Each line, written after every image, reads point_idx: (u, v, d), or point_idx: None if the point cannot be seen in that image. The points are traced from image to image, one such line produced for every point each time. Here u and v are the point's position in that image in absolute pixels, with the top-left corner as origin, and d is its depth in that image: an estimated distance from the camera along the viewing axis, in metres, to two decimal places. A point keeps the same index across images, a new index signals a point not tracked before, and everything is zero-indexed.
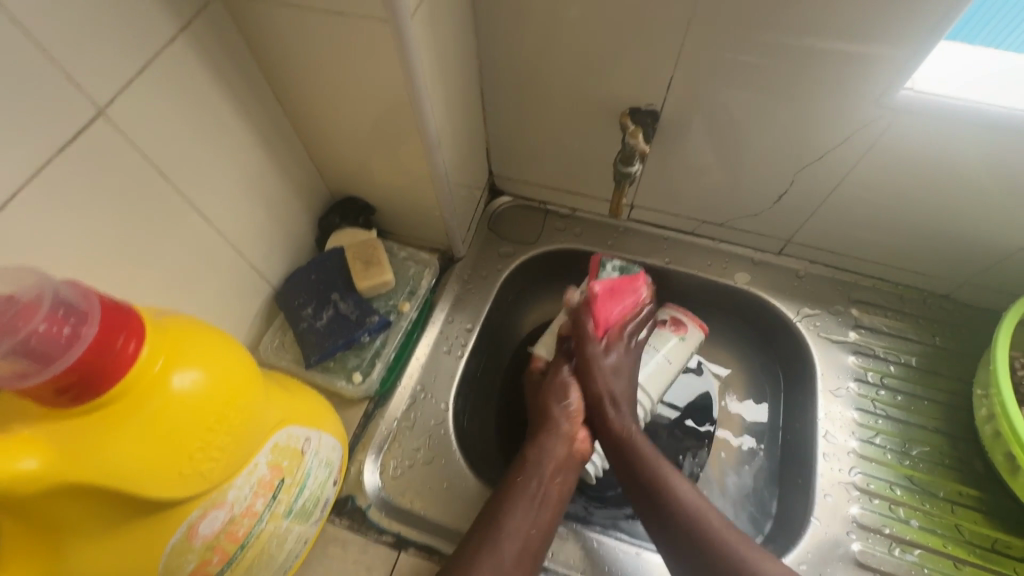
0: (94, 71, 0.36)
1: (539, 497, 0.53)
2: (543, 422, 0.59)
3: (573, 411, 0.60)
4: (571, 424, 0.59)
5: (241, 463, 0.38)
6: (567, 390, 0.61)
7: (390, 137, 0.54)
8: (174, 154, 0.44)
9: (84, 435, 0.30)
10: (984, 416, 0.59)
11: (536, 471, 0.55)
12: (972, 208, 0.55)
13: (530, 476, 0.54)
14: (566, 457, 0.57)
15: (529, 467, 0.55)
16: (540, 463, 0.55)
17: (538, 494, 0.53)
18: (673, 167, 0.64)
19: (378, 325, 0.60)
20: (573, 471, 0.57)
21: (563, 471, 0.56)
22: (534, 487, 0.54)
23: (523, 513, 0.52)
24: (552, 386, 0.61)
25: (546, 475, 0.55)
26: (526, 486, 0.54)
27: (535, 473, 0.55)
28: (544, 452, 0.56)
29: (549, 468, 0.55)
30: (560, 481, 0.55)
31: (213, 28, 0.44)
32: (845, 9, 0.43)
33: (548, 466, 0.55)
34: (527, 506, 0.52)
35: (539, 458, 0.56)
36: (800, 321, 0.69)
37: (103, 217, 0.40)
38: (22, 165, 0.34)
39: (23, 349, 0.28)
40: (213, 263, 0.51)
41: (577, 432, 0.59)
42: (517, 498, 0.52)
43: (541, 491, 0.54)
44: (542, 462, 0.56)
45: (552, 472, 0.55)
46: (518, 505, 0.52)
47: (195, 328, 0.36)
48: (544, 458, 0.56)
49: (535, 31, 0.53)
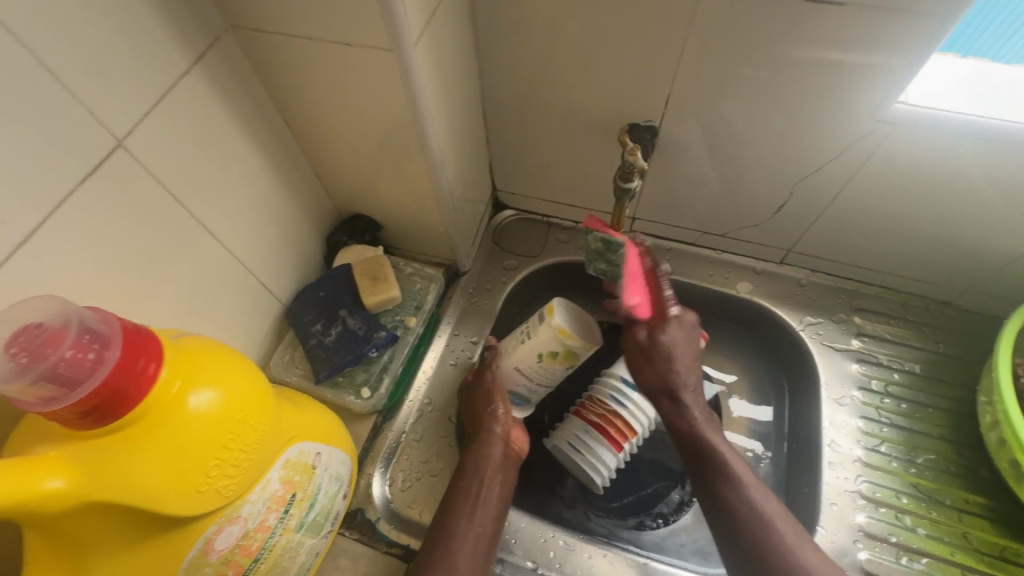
0: (114, 105, 0.38)
1: (480, 500, 0.54)
2: (475, 426, 0.58)
3: (503, 412, 0.59)
4: (503, 426, 0.58)
5: (254, 479, 0.39)
6: (492, 395, 0.59)
7: (396, 157, 0.55)
8: (189, 179, 0.46)
9: (106, 455, 0.31)
10: (988, 424, 0.59)
11: (475, 475, 0.55)
12: (971, 217, 0.55)
13: (471, 481, 0.54)
14: (504, 459, 0.57)
15: (468, 473, 0.55)
16: (477, 469, 0.55)
17: (478, 498, 0.54)
18: (673, 180, 0.65)
19: (386, 341, 0.62)
20: (511, 469, 0.58)
21: (501, 472, 0.56)
22: (474, 490, 0.54)
23: (468, 520, 0.52)
24: (480, 393, 0.60)
25: (486, 477, 0.55)
26: (467, 493, 0.54)
27: (474, 478, 0.55)
28: (479, 456, 0.56)
29: (487, 470, 0.56)
30: (499, 480, 0.56)
31: (225, 59, 0.46)
32: (836, 26, 0.44)
33: (486, 470, 0.55)
34: (472, 512, 0.53)
35: (476, 463, 0.56)
36: (804, 330, 0.69)
37: (122, 243, 0.42)
38: (48, 195, 0.36)
39: (50, 375, 0.30)
40: (226, 283, 0.53)
41: (509, 432, 0.59)
42: (460, 505, 0.53)
43: (483, 492, 0.54)
44: (481, 466, 0.56)
45: (491, 474, 0.56)
46: (462, 511, 0.52)
47: (210, 349, 0.37)
48: (482, 462, 0.56)
49: (535, 52, 0.55)
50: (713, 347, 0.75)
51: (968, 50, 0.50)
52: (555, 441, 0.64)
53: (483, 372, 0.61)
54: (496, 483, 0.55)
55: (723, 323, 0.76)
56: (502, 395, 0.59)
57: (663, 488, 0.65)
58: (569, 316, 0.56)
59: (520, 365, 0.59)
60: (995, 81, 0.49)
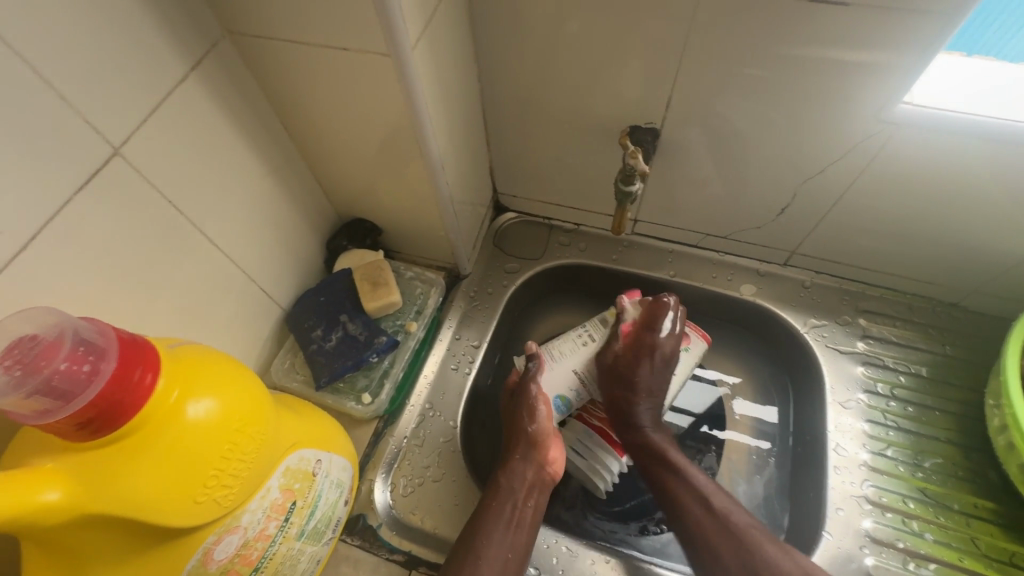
0: (110, 113, 0.38)
1: (513, 521, 0.53)
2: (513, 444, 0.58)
3: (545, 433, 0.58)
4: (541, 446, 0.57)
5: (254, 489, 0.39)
6: (536, 411, 0.58)
7: (395, 161, 0.55)
8: (187, 186, 0.45)
9: (102, 467, 0.31)
10: (997, 427, 0.58)
11: (510, 495, 0.54)
12: (977, 218, 0.55)
13: (504, 500, 0.54)
14: (539, 481, 0.56)
15: (502, 492, 0.54)
16: (511, 489, 0.55)
17: (511, 518, 0.53)
18: (675, 182, 0.65)
19: (387, 346, 0.61)
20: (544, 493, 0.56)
21: (535, 494, 0.55)
22: (507, 512, 0.53)
23: (500, 541, 0.51)
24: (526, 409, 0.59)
25: (519, 500, 0.54)
26: (500, 513, 0.53)
27: (508, 498, 0.54)
28: (514, 475, 0.56)
29: (521, 491, 0.55)
30: (532, 503, 0.55)
31: (222, 64, 0.46)
32: (840, 26, 0.44)
33: (520, 490, 0.55)
34: (504, 533, 0.51)
35: (511, 483, 0.55)
36: (808, 332, 0.69)
37: (119, 250, 0.42)
38: (46, 204, 0.36)
39: (44, 388, 0.29)
40: (226, 289, 0.53)
41: (549, 453, 0.58)
42: (492, 525, 0.52)
43: (516, 514, 0.53)
44: (516, 486, 0.55)
45: (524, 495, 0.55)
46: (495, 531, 0.51)
47: (208, 358, 0.37)
48: (517, 482, 0.55)
49: (535, 54, 0.55)
50: (716, 349, 0.74)
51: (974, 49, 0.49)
52: None
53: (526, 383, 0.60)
54: (530, 505, 0.55)
55: (727, 325, 0.75)
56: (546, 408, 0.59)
57: None
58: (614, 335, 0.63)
59: (578, 368, 0.61)
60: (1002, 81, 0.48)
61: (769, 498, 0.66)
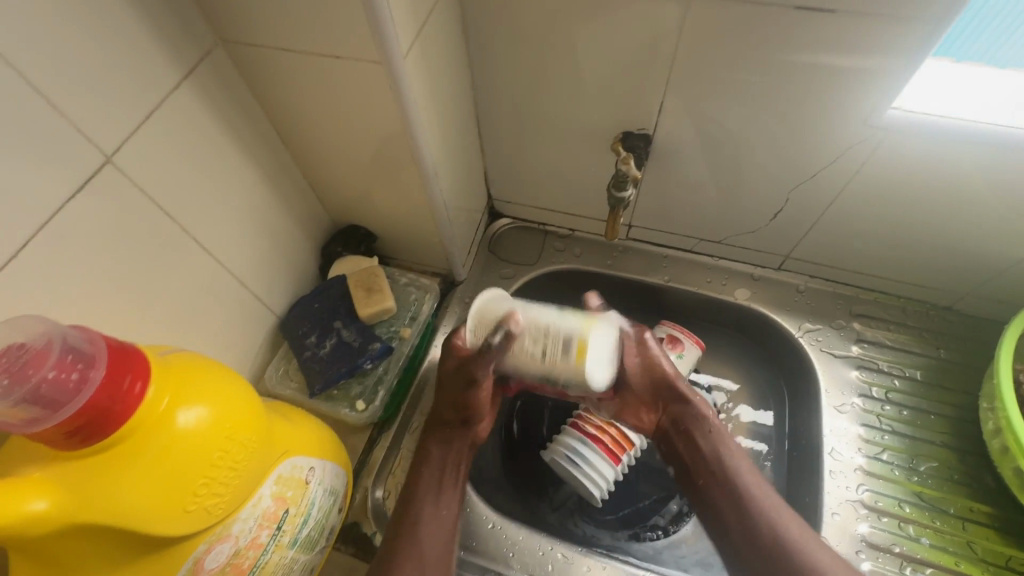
0: (103, 122, 0.38)
1: (443, 484, 0.55)
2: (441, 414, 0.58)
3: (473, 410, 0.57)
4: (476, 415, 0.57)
5: (246, 496, 0.39)
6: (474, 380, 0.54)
7: (389, 168, 0.55)
8: (180, 194, 0.46)
9: (91, 476, 0.31)
10: (991, 431, 0.58)
11: (439, 460, 0.56)
12: (969, 223, 0.55)
13: (433, 467, 0.56)
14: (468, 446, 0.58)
15: (431, 460, 0.56)
16: (440, 457, 0.56)
17: (442, 484, 0.55)
18: (668, 187, 0.65)
19: (381, 352, 0.61)
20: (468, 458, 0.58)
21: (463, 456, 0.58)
22: (438, 476, 0.56)
23: (433, 502, 0.54)
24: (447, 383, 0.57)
25: (449, 465, 0.57)
26: (431, 478, 0.55)
27: (436, 466, 0.56)
28: (445, 444, 0.57)
29: (449, 457, 0.57)
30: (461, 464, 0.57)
31: (215, 73, 0.46)
32: (828, 31, 0.44)
33: (447, 456, 0.57)
34: (434, 497, 0.54)
35: (440, 452, 0.57)
36: (803, 336, 0.69)
37: (112, 258, 0.42)
38: (36, 215, 0.36)
39: (32, 397, 0.29)
40: (219, 296, 0.53)
41: (479, 421, 0.58)
42: (425, 492, 0.54)
43: (446, 479, 0.56)
44: (445, 452, 0.57)
45: (453, 460, 0.57)
46: (427, 498, 0.54)
47: (200, 366, 0.37)
48: (446, 449, 0.57)
49: (527, 61, 0.55)
50: (712, 354, 0.74)
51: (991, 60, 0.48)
52: (552, 453, 0.62)
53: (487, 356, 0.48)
54: (460, 467, 0.57)
55: (721, 330, 0.75)
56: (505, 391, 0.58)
57: (660, 500, 0.64)
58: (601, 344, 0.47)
59: None
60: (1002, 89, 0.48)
61: None
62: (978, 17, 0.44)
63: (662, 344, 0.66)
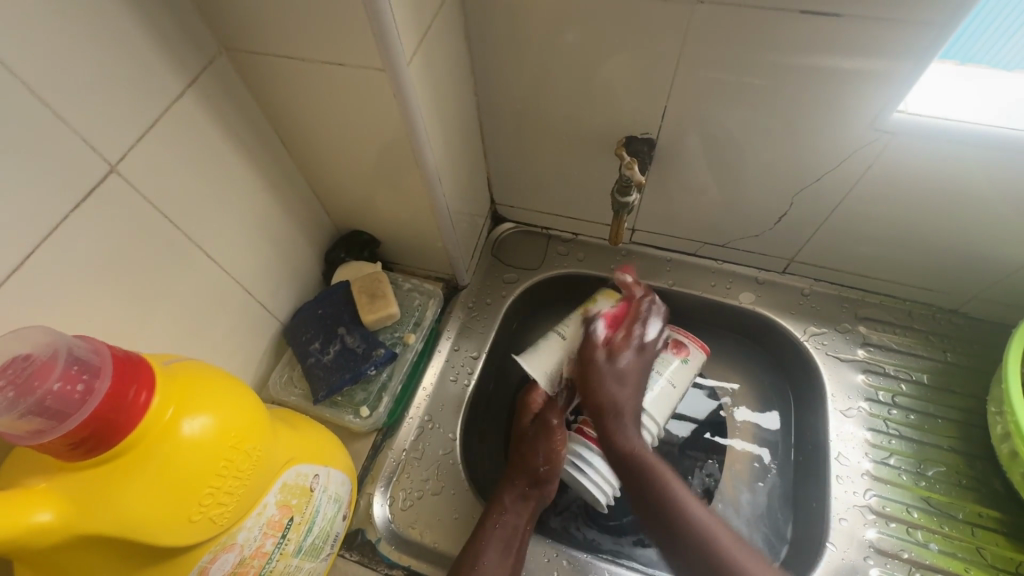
0: (108, 131, 0.38)
1: (512, 540, 0.55)
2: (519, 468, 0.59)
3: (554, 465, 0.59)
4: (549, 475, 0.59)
5: (251, 504, 0.38)
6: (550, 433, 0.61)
7: (392, 174, 0.55)
8: (184, 202, 0.46)
9: (96, 486, 0.31)
10: (1000, 435, 0.57)
11: (513, 516, 0.57)
12: (975, 225, 0.55)
13: (507, 521, 0.56)
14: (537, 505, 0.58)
15: (505, 514, 0.56)
16: (515, 512, 0.57)
17: (510, 539, 0.55)
18: (672, 191, 0.65)
19: (385, 358, 0.61)
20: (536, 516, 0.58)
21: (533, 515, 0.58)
22: (507, 533, 0.55)
23: (500, 557, 0.54)
24: (539, 440, 0.60)
25: (520, 520, 0.57)
26: (503, 532, 0.55)
27: (510, 519, 0.56)
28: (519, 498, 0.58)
29: (522, 513, 0.57)
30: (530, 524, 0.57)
31: (220, 81, 0.46)
32: (831, 34, 0.44)
33: (522, 512, 0.57)
34: (500, 558, 0.54)
35: (515, 506, 0.57)
36: (808, 340, 0.68)
37: (116, 267, 0.42)
38: (42, 224, 0.36)
39: (37, 409, 0.29)
40: (223, 303, 0.53)
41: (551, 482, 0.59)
42: (492, 546, 0.54)
43: (516, 535, 0.56)
44: (519, 510, 0.57)
45: (525, 517, 0.57)
46: (494, 552, 0.54)
47: (204, 374, 0.37)
48: (521, 505, 0.57)
49: (530, 66, 0.55)
50: (717, 358, 0.74)
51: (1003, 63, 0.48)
52: None
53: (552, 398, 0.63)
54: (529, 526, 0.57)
55: (726, 333, 0.75)
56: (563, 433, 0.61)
57: None
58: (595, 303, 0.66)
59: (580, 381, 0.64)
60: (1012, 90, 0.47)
61: (772, 507, 0.65)
62: (986, 19, 0.44)
63: (666, 348, 0.65)
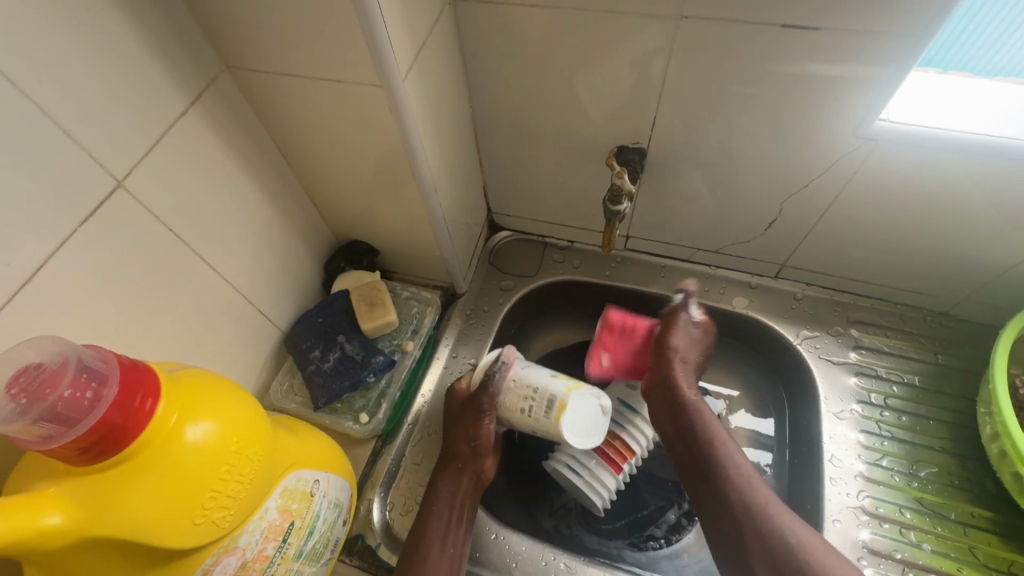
0: (114, 148, 0.40)
1: (451, 522, 0.56)
2: (450, 453, 0.59)
3: (481, 442, 0.59)
4: (480, 456, 0.59)
5: (253, 508, 0.40)
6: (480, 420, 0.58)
7: (390, 186, 0.57)
8: (188, 216, 0.47)
9: (102, 491, 0.32)
10: (989, 435, 0.58)
11: (448, 498, 0.57)
12: (961, 229, 0.56)
13: (442, 503, 0.57)
14: (472, 484, 0.59)
15: (441, 498, 0.57)
16: (450, 494, 0.57)
17: (449, 522, 0.56)
18: (664, 199, 0.66)
19: (384, 365, 0.62)
20: (475, 493, 0.59)
21: (471, 495, 0.59)
22: (446, 513, 0.56)
23: (442, 540, 0.54)
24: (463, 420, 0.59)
25: (457, 501, 0.57)
26: (440, 516, 0.56)
27: (446, 502, 0.57)
28: (454, 480, 0.58)
29: (458, 494, 0.58)
30: (469, 503, 0.58)
31: (222, 98, 0.48)
32: (812, 46, 0.45)
33: (457, 494, 0.58)
34: (443, 539, 0.55)
35: (450, 488, 0.58)
36: (801, 344, 0.69)
37: (123, 279, 0.43)
38: (51, 238, 0.37)
39: (48, 415, 0.31)
40: (226, 313, 0.54)
41: (485, 456, 0.60)
42: (432, 528, 0.55)
43: (455, 515, 0.56)
44: (453, 490, 0.58)
45: (462, 498, 0.58)
46: (436, 535, 0.54)
47: (208, 381, 0.38)
48: (454, 486, 0.58)
49: (523, 80, 0.57)
50: (712, 362, 0.75)
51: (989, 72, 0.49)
52: (554, 463, 0.62)
53: (490, 386, 0.58)
54: (467, 505, 0.58)
55: (720, 337, 0.76)
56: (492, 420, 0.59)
57: (659, 509, 0.65)
58: (581, 409, 0.56)
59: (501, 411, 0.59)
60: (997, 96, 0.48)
61: None
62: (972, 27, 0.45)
63: None
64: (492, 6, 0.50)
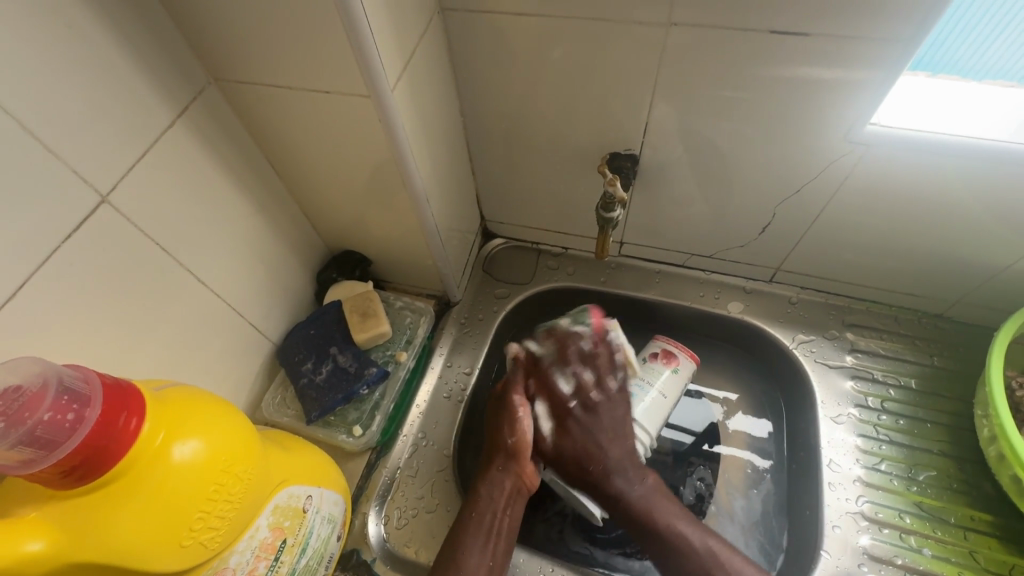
0: (97, 162, 0.39)
1: (489, 529, 0.55)
2: (493, 455, 0.59)
3: (520, 440, 0.58)
4: (519, 461, 0.58)
5: (243, 527, 0.39)
6: (517, 424, 0.59)
7: (381, 195, 0.56)
8: (174, 229, 0.46)
9: (87, 515, 0.31)
10: (987, 438, 0.58)
11: (489, 502, 0.56)
12: (955, 231, 0.56)
13: (484, 508, 0.56)
14: (513, 492, 0.57)
15: (481, 504, 0.56)
16: (490, 499, 0.56)
17: (490, 528, 0.55)
18: (658, 205, 0.66)
19: (377, 377, 0.61)
20: (519, 503, 0.57)
21: (513, 502, 0.57)
22: (485, 522, 0.55)
23: (483, 547, 0.53)
24: (507, 417, 0.59)
25: (498, 507, 0.56)
26: (480, 523, 0.55)
27: (487, 507, 0.56)
28: (493, 487, 0.57)
29: (499, 500, 0.56)
30: (510, 512, 0.56)
31: (209, 110, 0.47)
32: (802, 49, 0.45)
33: (498, 499, 0.56)
34: (483, 544, 0.54)
35: (489, 495, 0.56)
36: (797, 348, 0.69)
37: (108, 295, 0.42)
38: (31, 254, 0.37)
39: (28, 439, 0.30)
40: (215, 326, 0.53)
41: (524, 459, 0.58)
42: (471, 536, 0.54)
43: (495, 523, 0.55)
44: (495, 495, 0.57)
45: (503, 504, 0.56)
46: (474, 543, 0.53)
47: (195, 397, 0.37)
48: (495, 491, 0.57)
49: (514, 87, 0.57)
50: (709, 367, 0.75)
51: (982, 75, 0.48)
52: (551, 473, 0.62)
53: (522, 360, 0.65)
54: (508, 514, 0.56)
55: (715, 342, 0.76)
56: (529, 415, 0.59)
57: None
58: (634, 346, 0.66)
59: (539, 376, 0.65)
60: (987, 98, 0.48)
61: (767, 514, 0.65)
62: (963, 29, 0.44)
63: (657, 359, 0.66)
64: (481, 15, 0.50)
